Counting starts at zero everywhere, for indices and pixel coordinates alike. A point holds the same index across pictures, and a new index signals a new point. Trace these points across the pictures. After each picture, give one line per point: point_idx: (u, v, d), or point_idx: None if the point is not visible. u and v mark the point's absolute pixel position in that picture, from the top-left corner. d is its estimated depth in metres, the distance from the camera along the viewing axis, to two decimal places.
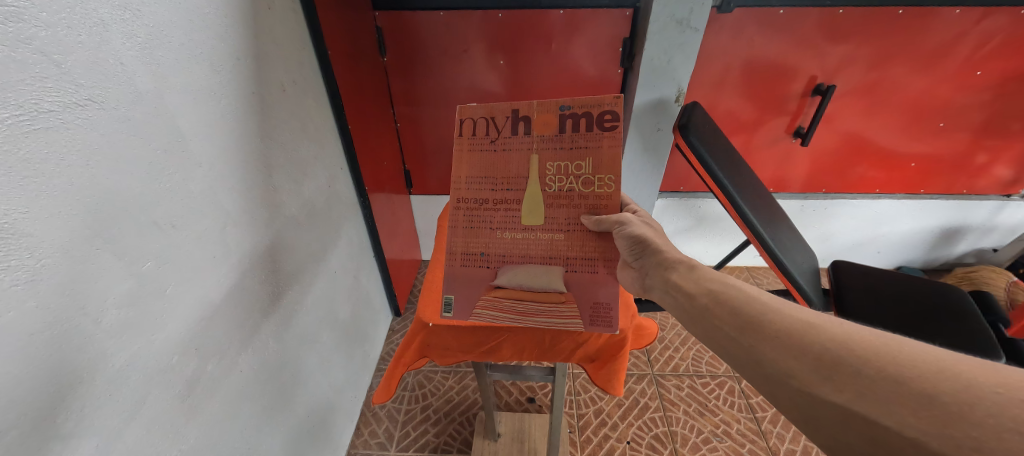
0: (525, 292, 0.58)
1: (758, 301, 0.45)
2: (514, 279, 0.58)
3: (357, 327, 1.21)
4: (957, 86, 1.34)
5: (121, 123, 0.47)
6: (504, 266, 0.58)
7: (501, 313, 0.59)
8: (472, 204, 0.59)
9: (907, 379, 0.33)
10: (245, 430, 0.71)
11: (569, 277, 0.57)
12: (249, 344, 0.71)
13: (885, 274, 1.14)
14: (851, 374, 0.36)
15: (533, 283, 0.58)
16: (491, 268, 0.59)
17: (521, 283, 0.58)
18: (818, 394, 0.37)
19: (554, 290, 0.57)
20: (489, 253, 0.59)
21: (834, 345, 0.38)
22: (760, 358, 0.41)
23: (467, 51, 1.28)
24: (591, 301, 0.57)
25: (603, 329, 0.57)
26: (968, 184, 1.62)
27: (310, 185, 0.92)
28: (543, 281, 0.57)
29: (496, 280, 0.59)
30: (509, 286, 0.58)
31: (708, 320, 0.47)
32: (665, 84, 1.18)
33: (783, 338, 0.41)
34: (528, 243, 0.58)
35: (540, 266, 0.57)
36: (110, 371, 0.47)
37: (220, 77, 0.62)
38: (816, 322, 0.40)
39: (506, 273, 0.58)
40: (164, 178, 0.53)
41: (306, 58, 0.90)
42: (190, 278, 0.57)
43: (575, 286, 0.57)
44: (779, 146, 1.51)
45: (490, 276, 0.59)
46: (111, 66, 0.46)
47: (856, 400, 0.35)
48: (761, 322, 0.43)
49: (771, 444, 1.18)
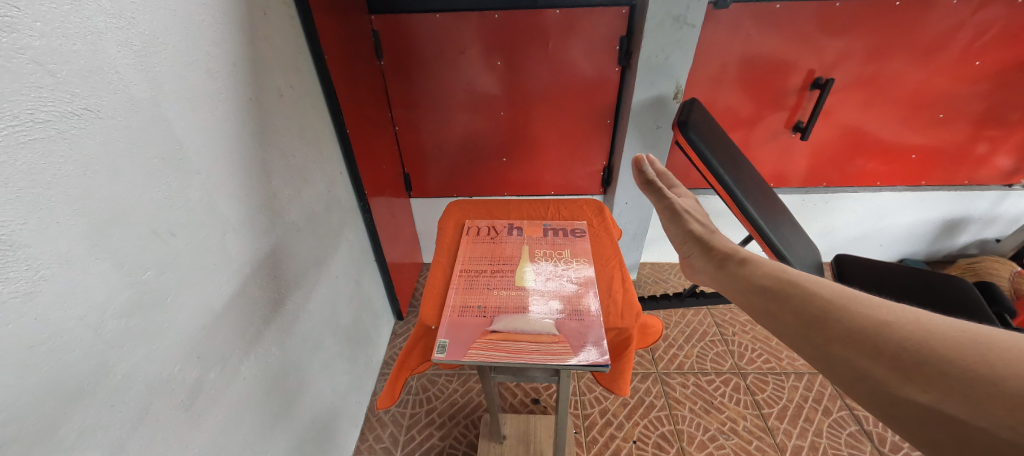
0: (521, 335, 0.53)
1: (825, 302, 0.45)
2: (510, 324, 0.54)
3: (359, 331, 1.20)
4: (956, 77, 1.34)
5: (117, 131, 0.47)
6: (500, 316, 0.57)
7: (495, 356, 0.51)
8: (472, 272, 0.66)
9: (998, 379, 0.32)
10: (249, 438, 0.70)
11: (561, 323, 0.55)
12: (252, 351, 0.71)
13: (889, 266, 1.13)
14: (933, 373, 0.35)
15: (528, 326, 0.54)
16: (486, 318, 0.56)
17: (516, 327, 0.54)
18: (901, 394, 0.36)
19: (546, 332, 0.53)
20: (486, 305, 0.58)
21: (915, 345, 0.37)
22: (833, 356, 0.41)
23: (463, 53, 1.28)
24: (585, 338, 0.53)
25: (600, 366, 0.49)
26: (970, 174, 1.61)
27: (309, 190, 0.91)
28: (537, 325, 0.54)
29: (491, 326, 0.55)
30: (505, 330, 0.54)
31: (779, 314, 0.48)
32: (664, 80, 1.18)
33: (854, 335, 0.41)
34: (523, 298, 0.60)
35: (536, 317, 0.56)
36: (112, 382, 0.46)
37: (216, 83, 0.62)
38: (891, 321, 0.40)
39: (501, 321, 0.55)
40: (162, 185, 0.53)
41: (302, 62, 0.89)
42: (191, 286, 0.57)
43: (567, 329, 0.54)
44: (779, 141, 1.51)
45: (485, 323, 0.55)
46: (106, 74, 0.46)
47: (943, 400, 0.34)
48: (834, 321, 0.43)
49: (779, 440, 1.17)
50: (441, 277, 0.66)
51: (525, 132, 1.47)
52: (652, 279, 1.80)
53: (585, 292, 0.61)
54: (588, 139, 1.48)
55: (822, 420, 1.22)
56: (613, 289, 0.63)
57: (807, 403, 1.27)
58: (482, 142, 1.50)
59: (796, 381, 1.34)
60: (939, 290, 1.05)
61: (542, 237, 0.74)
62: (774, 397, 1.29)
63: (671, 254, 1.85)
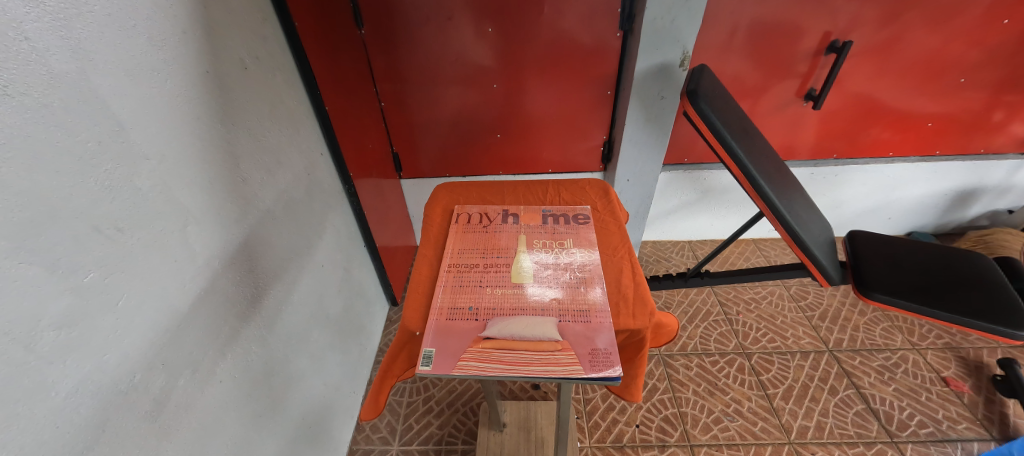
0: (519, 343, 0.47)
1: None
2: (505, 329, 0.49)
3: (350, 321, 1.15)
4: (981, 38, 1.25)
5: (35, 112, 0.39)
6: (494, 319, 0.51)
7: (490, 368, 0.45)
8: (461, 268, 0.59)
9: None
10: (230, 443, 0.66)
11: (562, 327, 0.49)
12: (228, 352, 0.66)
13: (904, 242, 1.08)
14: None
15: (526, 331, 0.48)
16: (479, 321, 0.51)
17: (513, 334, 0.48)
18: None
19: (547, 339, 0.48)
20: (478, 307, 0.53)
21: None
22: None
23: (451, 19, 1.17)
24: (588, 346, 0.47)
25: (614, 380, 0.43)
26: (985, 143, 1.54)
27: (285, 175, 0.84)
28: (537, 330, 0.48)
29: (485, 331, 0.49)
30: (500, 336, 0.48)
31: None
32: (669, 46, 1.09)
33: None
34: (521, 297, 0.54)
35: (533, 319, 0.50)
36: (55, 402, 0.41)
37: (162, 54, 0.54)
38: None
39: (496, 325, 0.50)
40: (101, 175, 0.45)
41: (269, 30, 0.80)
42: (147, 288, 0.51)
43: (571, 334, 0.49)
44: (788, 112, 1.42)
45: (477, 328, 0.50)
46: (13, 41, 0.37)
47: None
48: None
49: (784, 421, 1.16)
50: (429, 272, 0.60)
51: (521, 106, 1.38)
52: (654, 258, 1.76)
53: (590, 286, 0.56)
54: (588, 113, 1.39)
55: (828, 399, 1.21)
56: (622, 282, 0.57)
57: (813, 382, 1.25)
58: (474, 118, 1.41)
59: (801, 360, 1.32)
60: (956, 267, 1.01)
61: (541, 225, 0.68)
62: (779, 378, 1.27)
63: (672, 232, 1.80)
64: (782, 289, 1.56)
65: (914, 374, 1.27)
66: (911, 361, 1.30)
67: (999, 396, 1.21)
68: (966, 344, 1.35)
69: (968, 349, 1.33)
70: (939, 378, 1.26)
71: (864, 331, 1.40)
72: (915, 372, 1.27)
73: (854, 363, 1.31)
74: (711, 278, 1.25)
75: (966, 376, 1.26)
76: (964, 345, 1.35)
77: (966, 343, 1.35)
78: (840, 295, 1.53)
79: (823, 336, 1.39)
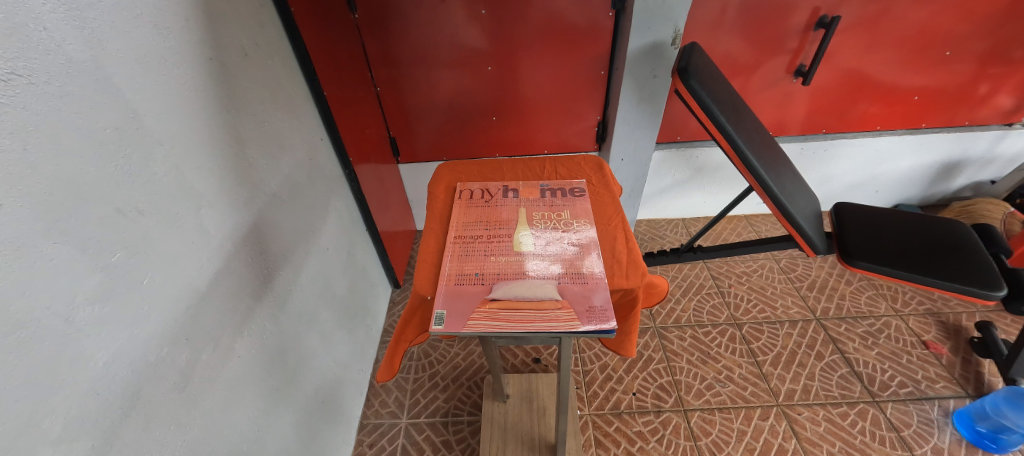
0: (522, 303, 0.51)
1: None
2: (509, 291, 0.52)
3: (355, 301, 1.19)
4: (966, 10, 1.27)
5: (58, 99, 0.41)
6: (499, 283, 0.55)
7: (496, 325, 0.49)
8: (466, 239, 0.63)
9: None
10: (249, 415, 0.69)
11: (562, 288, 0.53)
12: (244, 329, 0.69)
13: (888, 213, 1.12)
14: None
15: (529, 293, 0.52)
16: (485, 285, 0.54)
17: (517, 295, 0.52)
18: None
19: (547, 298, 0.51)
20: (483, 273, 0.56)
21: None
22: None
23: (444, 2, 1.17)
24: (586, 304, 0.51)
25: (609, 332, 0.48)
26: (970, 115, 1.58)
27: (288, 159, 0.86)
28: (539, 291, 0.52)
29: (491, 294, 0.53)
30: (505, 298, 0.52)
31: None
32: (662, 24, 1.10)
33: None
34: (522, 265, 0.57)
35: (535, 281, 0.54)
36: (93, 372, 0.44)
37: (167, 41, 0.55)
38: None
39: (501, 288, 0.53)
40: (122, 159, 0.48)
41: (265, 14, 0.80)
42: (169, 266, 0.54)
43: (570, 294, 0.52)
44: (779, 88, 1.44)
45: (484, 291, 0.53)
46: (32, 32, 0.39)
47: None
48: None
49: (772, 385, 1.22)
50: (436, 244, 0.63)
51: (515, 88, 1.39)
52: (649, 235, 1.80)
53: (586, 253, 0.59)
54: (582, 94, 1.41)
55: (814, 364, 1.27)
56: (616, 249, 0.60)
57: (801, 348, 1.31)
58: (469, 102, 1.42)
59: (790, 329, 1.37)
60: (936, 235, 1.05)
61: (540, 198, 0.71)
62: (768, 345, 1.33)
63: (667, 210, 1.83)
64: (772, 262, 1.61)
65: (896, 338, 1.33)
66: (894, 327, 1.37)
67: (976, 357, 1.28)
68: (946, 309, 1.41)
69: (948, 314, 1.40)
70: (920, 342, 1.32)
71: (849, 299, 1.46)
72: (898, 337, 1.34)
73: (839, 330, 1.37)
74: (704, 252, 1.29)
75: (945, 339, 1.33)
76: (944, 310, 1.41)
77: (946, 309, 1.41)
78: (828, 266, 1.58)
79: (811, 305, 1.45)
